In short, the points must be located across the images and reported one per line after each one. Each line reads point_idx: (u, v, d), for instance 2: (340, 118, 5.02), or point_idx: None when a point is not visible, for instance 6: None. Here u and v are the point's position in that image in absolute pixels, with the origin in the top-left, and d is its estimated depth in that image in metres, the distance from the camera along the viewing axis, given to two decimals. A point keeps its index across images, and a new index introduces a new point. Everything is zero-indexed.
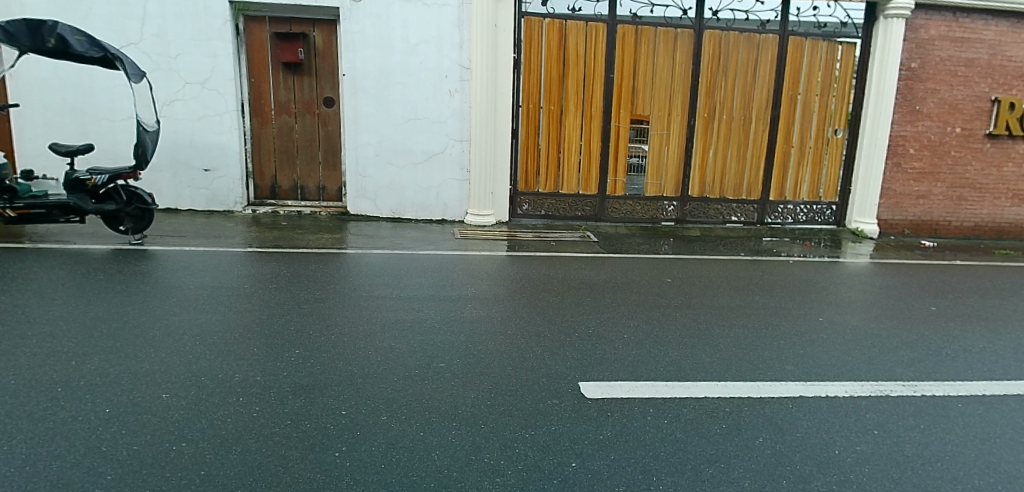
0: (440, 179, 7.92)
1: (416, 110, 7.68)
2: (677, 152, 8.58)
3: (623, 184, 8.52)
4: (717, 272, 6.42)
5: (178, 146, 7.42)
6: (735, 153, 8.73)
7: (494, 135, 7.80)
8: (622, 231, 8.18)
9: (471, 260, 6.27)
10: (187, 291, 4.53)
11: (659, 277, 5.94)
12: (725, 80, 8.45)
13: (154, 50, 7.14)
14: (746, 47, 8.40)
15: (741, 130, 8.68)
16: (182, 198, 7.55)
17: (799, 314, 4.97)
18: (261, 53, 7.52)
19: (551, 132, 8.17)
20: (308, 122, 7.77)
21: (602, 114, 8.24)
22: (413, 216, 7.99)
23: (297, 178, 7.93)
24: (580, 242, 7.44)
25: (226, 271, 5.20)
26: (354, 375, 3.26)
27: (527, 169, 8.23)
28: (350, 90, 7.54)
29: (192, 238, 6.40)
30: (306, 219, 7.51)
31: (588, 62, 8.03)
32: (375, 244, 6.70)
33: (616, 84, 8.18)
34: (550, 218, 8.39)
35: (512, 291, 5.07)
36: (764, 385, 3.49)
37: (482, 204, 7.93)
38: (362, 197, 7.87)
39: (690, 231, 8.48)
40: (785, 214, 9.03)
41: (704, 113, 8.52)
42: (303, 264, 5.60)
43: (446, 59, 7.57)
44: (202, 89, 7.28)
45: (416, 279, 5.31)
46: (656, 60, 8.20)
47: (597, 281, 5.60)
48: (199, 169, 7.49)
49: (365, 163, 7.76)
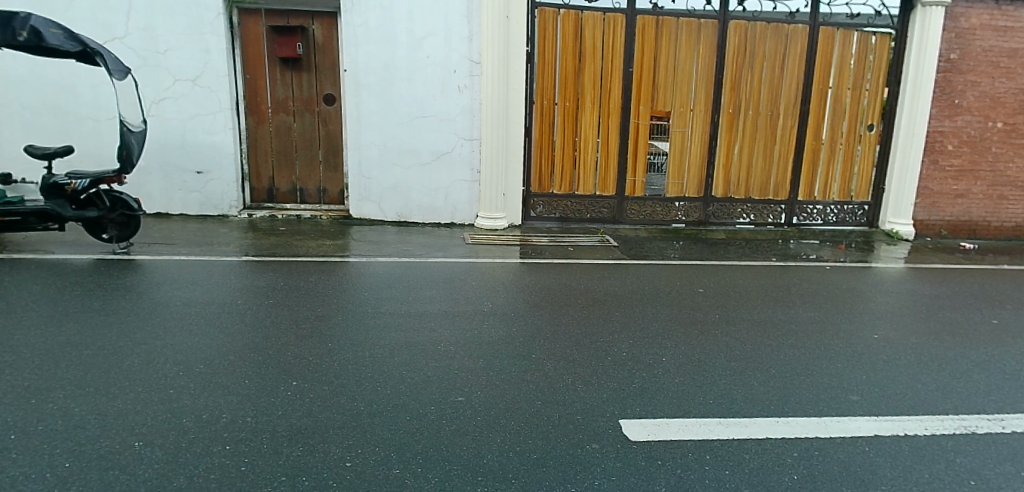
0: (449, 180, 7.46)
1: (423, 107, 7.21)
2: (699, 149, 8.09)
3: (642, 184, 8.04)
4: (750, 280, 5.93)
5: (169, 147, 6.97)
6: (761, 151, 8.24)
7: (506, 134, 7.33)
8: (642, 234, 7.70)
9: (484, 269, 5.80)
10: (173, 309, 4.07)
11: (689, 286, 5.45)
12: (750, 74, 7.96)
13: (141, 45, 6.68)
14: (773, 39, 7.91)
15: (766, 127, 8.18)
16: (173, 202, 7.08)
17: (852, 330, 4.47)
18: (257, 48, 7.07)
19: (567, 129, 7.69)
20: (308, 120, 7.33)
21: (620, 110, 7.76)
22: (419, 220, 7.54)
23: (296, 180, 7.49)
24: (599, 247, 6.96)
25: (218, 284, 4.76)
26: (359, 413, 2.80)
27: (541, 169, 7.75)
28: (352, 86, 7.08)
29: (184, 245, 5.96)
30: (307, 224, 7.06)
31: (606, 55, 7.55)
32: (381, 251, 6.23)
33: (636, 77, 7.69)
34: (565, 220, 7.92)
35: (531, 305, 4.60)
36: (835, 421, 3.01)
37: (493, 207, 7.46)
38: (366, 200, 7.41)
39: (714, 234, 7.98)
40: (814, 215, 8.53)
41: (729, 108, 8.02)
42: (302, 275, 5.15)
43: (454, 52, 7.09)
44: (194, 86, 6.83)
45: (425, 292, 4.84)
46: (678, 52, 7.70)
47: (624, 292, 5.12)
48: (192, 171, 7.04)
49: (369, 163, 7.31)
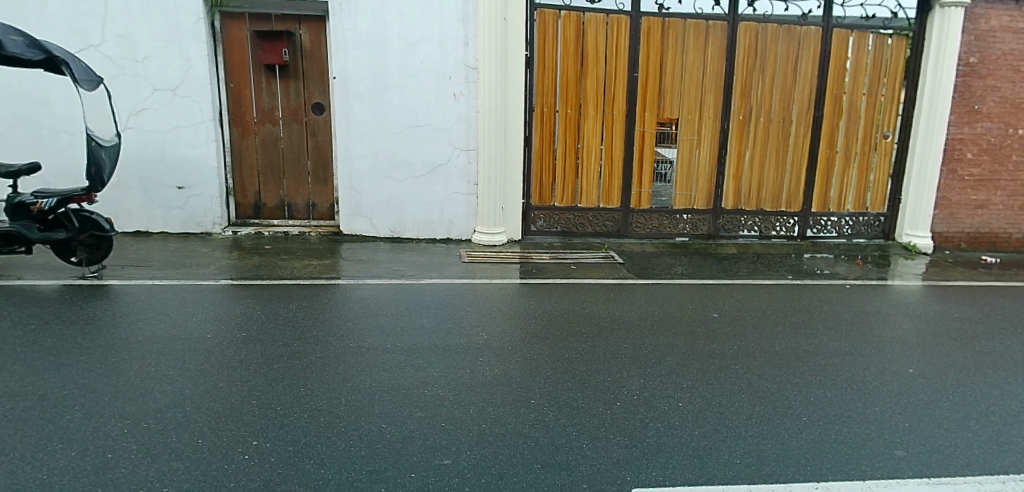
0: (444, 193, 7.06)
1: (417, 116, 6.83)
2: (708, 159, 7.69)
3: (648, 196, 7.63)
4: (766, 302, 5.53)
5: (148, 161, 6.55)
6: (773, 160, 7.84)
7: (504, 144, 6.95)
8: (648, 249, 7.29)
9: (480, 291, 5.40)
10: (134, 347, 3.68)
11: (702, 311, 5.03)
12: (761, 78, 7.56)
13: (119, 53, 6.28)
14: (785, 41, 7.52)
15: (779, 134, 7.78)
16: (153, 220, 6.65)
17: (882, 363, 4.06)
18: (241, 55, 6.69)
19: (569, 138, 7.30)
20: (295, 131, 6.94)
21: (624, 117, 7.37)
22: (414, 235, 7.14)
23: (283, 194, 7.09)
24: (603, 265, 6.55)
25: (189, 314, 4.37)
26: (327, 484, 2.40)
27: (542, 181, 7.35)
28: (341, 94, 6.70)
29: (160, 267, 5.57)
30: (294, 241, 6.67)
31: (609, 60, 7.17)
32: (371, 272, 5.83)
33: (641, 83, 7.30)
34: (567, 234, 7.51)
35: (530, 337, 4.19)
36: (881, 487, 2.59)
37: (492, 222, 7.06)
38: (357, 215, 7.02)
39: (724, 249, 7.57)
40: (829, 227, 8.12)
41: (739, 115, 7.62)
42: (282, 302, 4.76)
43: (449, 58, 6.71)
44: (174, 96, 6.43)
45: (415, 320, 4.44)
46: (685, 57, 7.32)
47: (631, 319, 4.71)
48: (173, 186, 6.62)
49: (360, 176, 6.92)
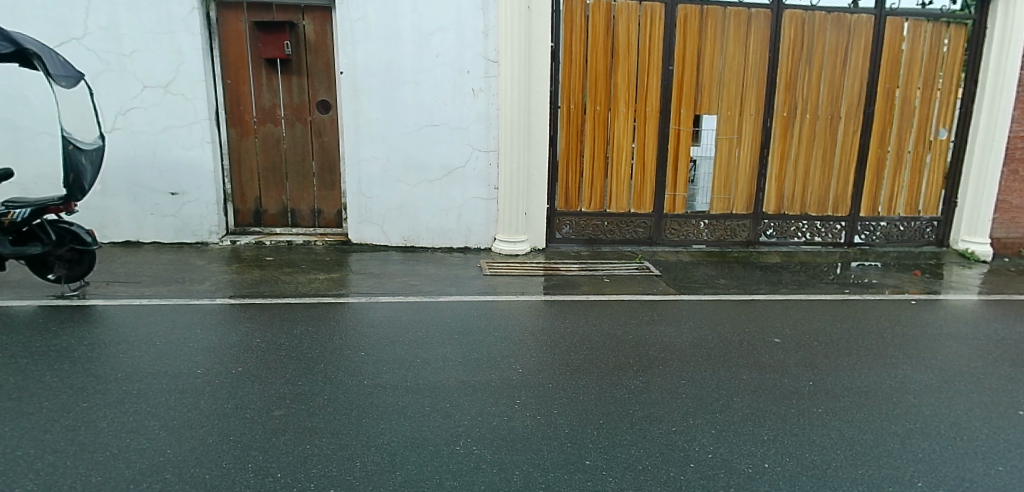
0: (462, 198, 6.47)
1: (432, 114, 6.24)
2: (748, 159, 7.07)
3: (682, 200, 7.02)
4: (828, 321, 4.90)
5: (137, 165, 5.97)
6: (818, 160, 7.21)
7: (528, 144, 6.34)
8: (685, 259, 6.68)
9: (507, 310, 4.81)
10: (110, 389, 3.12)
11: (761, 335, 4.41)
12: (806, 71, 6.94)
13: (105, 46, 5.72)
14: (833, 31, 6.88)
15: (825, 132, 7.15)
16: (144, 229, 6.09)
17: (989, 403, 3.41)
18: (240, 49, 6.11)
19: (597, 137, 6.70)
20: (299, 131, 6.36)
21: (658, 114, 6.75)
22: (429, 244, 6.56)
23: (286, 200, 6.51)
24: (639, 277, 5.94)
25: (178, 343, 3.80)
26: None
27: (567, 184, 6.75)
28: (349, 90, 6.12)
29: (151, 284, 5.00)
30: (299, 252, 6.09)
31: (641, 52, 6.56)
32: (384, 287, 5.25)
33: (677, 77, 6.69)
34: (595, 242, 6.91)
35: (573, 371, 3.58)
36: None
37: (514, 229, 6.46)
38: (367, 223, 6.44)
39: (767, 258, 6.95)
40: (878, 233, 7.49)
41: (782, 112, 7.00)
42: (285, 326, 4.18)
43: (467, 49, 6.12)
44: (166, 94, 5.86)
45: (436, 349, 3.84)
46: (724, 48, 6.71)
47: (684, 346, 4.09)
48: (165, 192, 6.04)
49: (371, 180, 6.34)
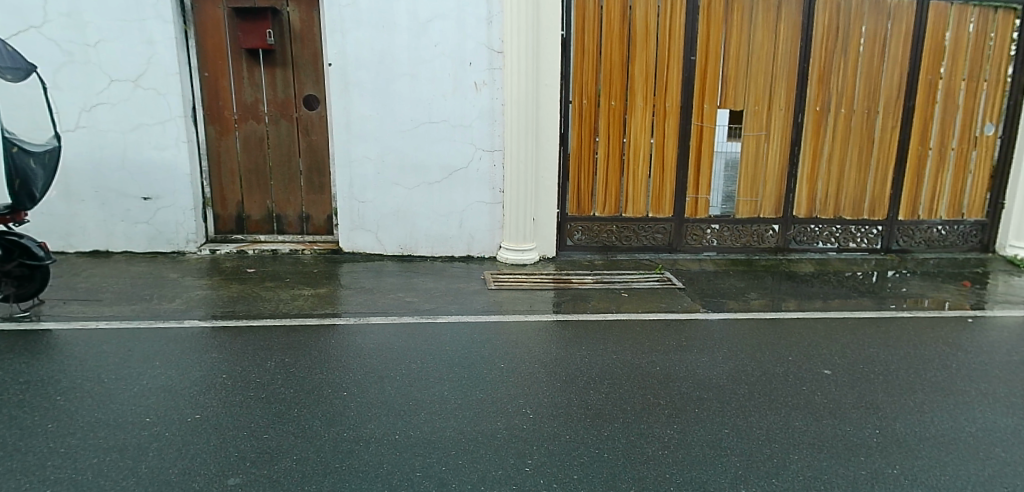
0: (464, 202, 5.89)
1: (431, 110, 5.66)
2: (778, 158, 6.47)
3: (705, 203, 6.41)
4: (879, 346, 4.30)
5: (105, 167, 5.40)
6: (854, 160, 6.62)
7: (536, 143, 5.76)
8: (709, 269, 6.09)
9: (514, 332, 4.23)
10: (34, 448, 2.57)
11: (807, 366, 3.82)
12: (841, 62, 6.33)
13: (66, 36, 5.15)
14: (872, 16, 6.25)
15: (861, 129, 6.55)
16: (114, 237, 5.53)
17: None
18: (218, 38, 5.53)
19: (613, 134, 6.11)
20: (284, 129, 5.79)
21: (679, 110, 6.15)
22: (428, 253, 5.99)
23: (271, 205, 5.95)
24: (660, 291, 5.35)
25: (130, 380, 3.25)
26: None
27: (580, 186, 6.16)
28: (339, 84, 5.54)
29: (114, 301, 4.44)
30: (284, 262, 5.53)
31: (661, 41, 5.96)
32: (376, 305, 4.68)
33: (700, 68, 6.09)
34: (610, 250, 6.34)
35: (593, 418, 3.01)
36: None
37: (521, 236, 5.88)
38: (360, 229, 5.88)
39: (798, 267, 6.35)
40: (917, 239, 6.88)
41: (815, 106, 6.41)
42: (258, 357, 3.62)
43: (468, 38, 5.52)
44: (136, 88, 5.30)
45: (430, 387, 3.27)
46: (753, 36, 6.10)
47: (722, 381, 3.52)
48: (137, 197, 5.49)
49: (364, 183, 5.77)
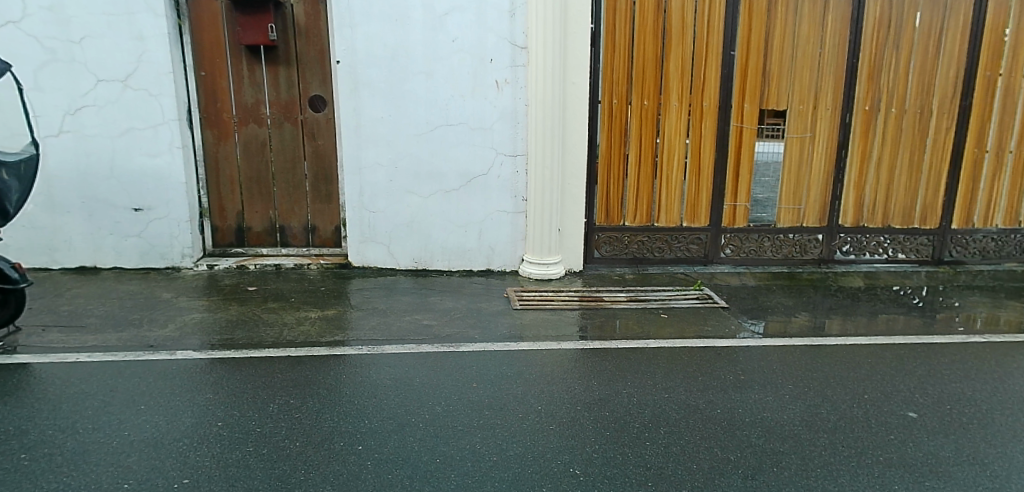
0: (483, 212, 5.41)
1: (448, 112, 5.18)
2: (823, 163, 6.01)
3: (744, 211, 5.93)
4: (961, 378, 3.78)
5: (91, 175, 4.94)
6: (904, 164, 6.12)
7: (563, 147, 5.27)
8: (750, 283, 5.61)
9: (547, 362, 3.73)
10: None
11: (888, 407, 3.32)
12: (892, 58, 5.82)
13: (48, 32, 4.69)
14: (926, 8, 5.74)
15: (912, 130, 6.05)
16: (103, 252, 5.07)
17: None
18: (215, 34, 5.07)
19: (645, 137, 5.64)
20: (287, 133, 5.32)
21: (717, 109, 5.68)
22: (444, 267, 5.51)
23: (274, 215, 5.48)
24: (701, 310, 4.86)
25: (108, 429, 2.77)
26: None
27: (608, 193, 5.68)
28: (347, 83, 5.07)
29: (99, 327, 3.97)
30: (288, 279, 5.06)
31: (698, 35, 5.48)
32: (391, 330, 4.19)
33: (740, 65, 5.60)
34: (641, 262, 5.87)
35: (656, 482, 2.51)
36: None
37: (546, 249, 5.40)
38: (370, 242, 5.41)
39: (845, 281, 5.84)
40: (970, 249, 6.36)
41: (863, 105, 5.92)
42: (259, 398, 3.13)
43: (489, 33, 5.04)
44: (125, 89, 4.83)
45: (458, 440, 2.78)
46: (797, 30, 5.62)
47: (798, 428, 3.01)
48: (127, 208, 5.03)
49: (374, 191, 5.30)
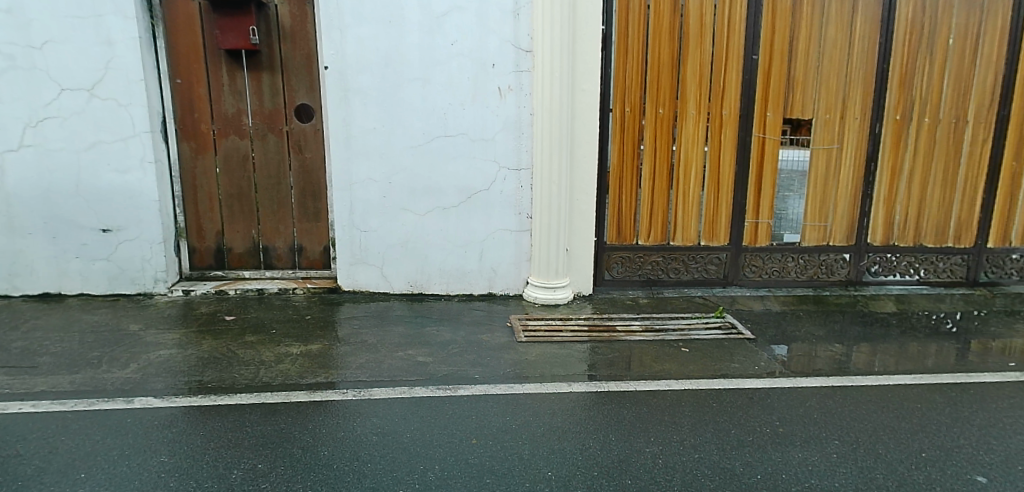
0: (484, 231, 4.97)
1: (446, 122, 4.74)
2: (852, 176, 5.56)
3: (766, 229, 5.49)
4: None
5: (55, 193, 4.51)
6: (938, 177, 5.67)
7: (571, 161, 4.83)
8: (774, 308, 5.17)
9: (556, 411, 3.28)
10: None
11: (954, 470, 2.85)
12: (927, 63, 5.37)
13: (6, 36, 4.26)
14: (964, 8, 5.28)
15: (947, 141, 5.59)
16: (68, 277, 4.65)
17: None
18: (191, 37, 4.64)
19: (660, 149, 5.20)
20: (271, 145, 4.89)
21: (738, 119, 5.24)
22: (442, 291, 5.08)
23: (258, 234, 5.06)
24: (724, 342, 4.41)
25: None
26: None
27: (620, 210, 5.25)
28: (335, 91, 4.63)
29: (52, 367, 3.54)
30: (271, 306, 4.63)
31: (718, 38, 5.04)
32: (380, 369, 3.74)
33: (762, 71, 5.16)
34: (654, 284, 5.44)
35: None
36: None
37: (552, 271, 4.97)
38: (362, 264, 4.97)
39: (877, 305, 5.39)
40: (1008, 269, 5.89)
41: (895, 114, 5.47)
42: (221, 462, 2.69)
43: (491, 35, 4.60)
44: (92, 99, 4.41)
45: None
46: (824, 33, 5.18)
47: None
48: (95, 229, 4.61)
49: (366, 209, 4.86)
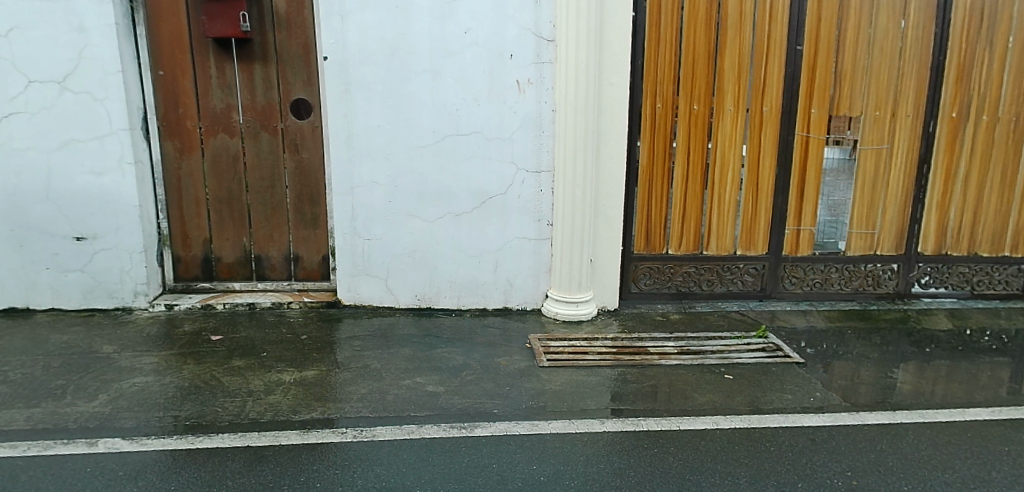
0: (499, 240, 4.49)
1: (458, 119, 4.27)
2: (902, 180, 5.06)
3: (807, 237, 5.00)
4: None
5: (23, 198, 4.06)
6: (997, 180, 5.15)
7: (596, 163, 4.35)
8: (819, 325, 4.68)
9: (591, 458, 2.79)
10: None
11: None
12: (988, 55, 4.86)
13: None
14: None
15: (1008, 141, 5.07)
16: (40, 290, 4.21)
17: None
18: (175, 25, 4.17)
19: (693, 149, 4.71)
20: (264, 144, 4.43)
21: (778, 116, 4.74)
22: (453, 305, 4.61)
23: (250, 243, 4.60)
24: (770, 366, 3.93)
25: None
26: None
27: (649, 217, 4.76)
28: (334, 84, 4.15)
29: (8, 400, 3.08)
30: (263, 324, 4.17)
31: (759, 27, 4.54)
32: (384, 402, 3.27)
33: (807, 63, 4.66)
34: (685, 298, 4.96)
35: None
36: None
37: (574, 285, 4.49)
38: (365, 276, 4.51)
39: (931, 322, 4.88)
40: None
41: (951, 112, 4.96)
42: None
43: (508, 23, 4.12)
44: (63, 92, 3.95)
45: None
46: (876, 21, 4.67)
47: None
48: (68, 237, 4.16)
49: (369, 215, 4.40)
